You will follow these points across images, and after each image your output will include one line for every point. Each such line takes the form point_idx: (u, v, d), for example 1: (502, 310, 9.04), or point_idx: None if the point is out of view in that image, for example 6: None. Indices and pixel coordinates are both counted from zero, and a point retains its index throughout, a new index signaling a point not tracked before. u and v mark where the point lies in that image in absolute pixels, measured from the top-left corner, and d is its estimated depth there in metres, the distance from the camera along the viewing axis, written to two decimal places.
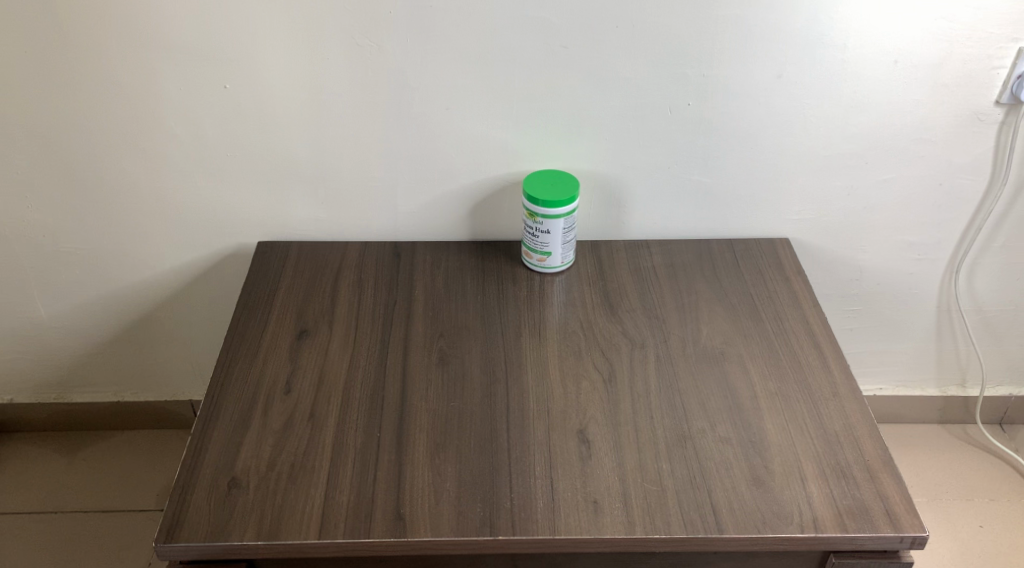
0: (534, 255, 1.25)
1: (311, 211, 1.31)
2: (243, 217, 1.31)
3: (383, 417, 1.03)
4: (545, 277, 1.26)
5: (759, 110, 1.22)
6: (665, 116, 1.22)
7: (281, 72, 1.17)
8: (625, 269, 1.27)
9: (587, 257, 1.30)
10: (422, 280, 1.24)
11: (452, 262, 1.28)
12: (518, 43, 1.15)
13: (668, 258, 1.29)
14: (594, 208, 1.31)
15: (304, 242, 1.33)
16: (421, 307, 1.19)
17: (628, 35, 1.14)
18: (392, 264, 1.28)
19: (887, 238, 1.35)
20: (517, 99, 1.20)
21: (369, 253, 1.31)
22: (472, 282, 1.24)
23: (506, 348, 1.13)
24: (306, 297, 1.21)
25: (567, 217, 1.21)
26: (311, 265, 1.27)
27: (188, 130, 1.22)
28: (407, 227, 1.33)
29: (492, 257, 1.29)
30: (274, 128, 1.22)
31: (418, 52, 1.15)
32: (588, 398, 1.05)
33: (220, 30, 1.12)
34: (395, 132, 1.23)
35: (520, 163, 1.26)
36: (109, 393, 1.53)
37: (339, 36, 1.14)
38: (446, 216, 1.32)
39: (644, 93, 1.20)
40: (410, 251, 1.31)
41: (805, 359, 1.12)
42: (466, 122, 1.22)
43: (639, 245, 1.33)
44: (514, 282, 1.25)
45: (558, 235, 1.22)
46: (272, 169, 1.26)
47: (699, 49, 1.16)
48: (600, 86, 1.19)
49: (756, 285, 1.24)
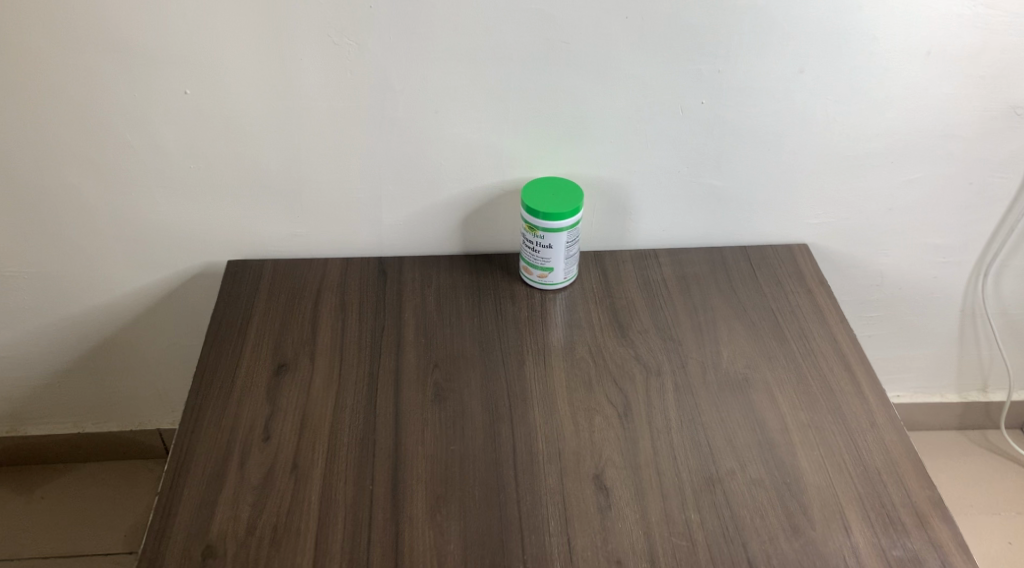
0: (534, 270, 1.14)
1: (286, 226, 1.18)
2: (209, 234, 1.18)
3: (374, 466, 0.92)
4: (547, 294, 1.15)
5: (777, 107, 1.11)
6: (676, 115, 1.11)
7: (247, 75, 1.04)
8: (634, 284, 1.16)
9: (591, 271, 1.19)
10: (412, 302, 1.13)
11: (443, 280, 1.17)
12: (514, 40, 1.03)
13: (679, 270, 1.19)
14: (598, 215, 1.20)
15: (279, 259, 1.20)
16: (411, 333, 1.08)
17: (637, 27, 1.02)
18: (378, 284, 1.16)
19: (912, 241, 1.26)
20: (514, 101, 1.08)
21: (351, 271, 1.19)
22: (467, 303, 1.13)
23: (508, 380, 1.02)
24: (284, 325, 1.09)
25: (570, 230, 1.10)
26: (288, 288, 1.15)
27: (146, 141, 1.09)
28: (392, 241, 1.21)
29: (487, 273, 1.18)
30: (242, 137, 1.09)
31: (402, 52, 1.03)
32: (603, 437, 0.95)
33: (178, 30, 1.00)
34: (378, 140, 1.11)
35: (516, 171, 1.15)
36: (68, 424, 1.40)
37: (312, 34, 1.01)
38: (436, 228, 1.20)
39: (653, 93, 1.08)
40: (397, 268, 1.19)
41: (837, 383, 1.02)
42: (457, 127, 1.10)
43: (647, 255, 1.22)
44: (513, 301, 1.14)
45: (561, 250, 1.11)
46: (241, 182, 1.14)
47: (714, 42, 1.04)
48: (605, 86, 1.07)
49: (777, 299, 1.14)
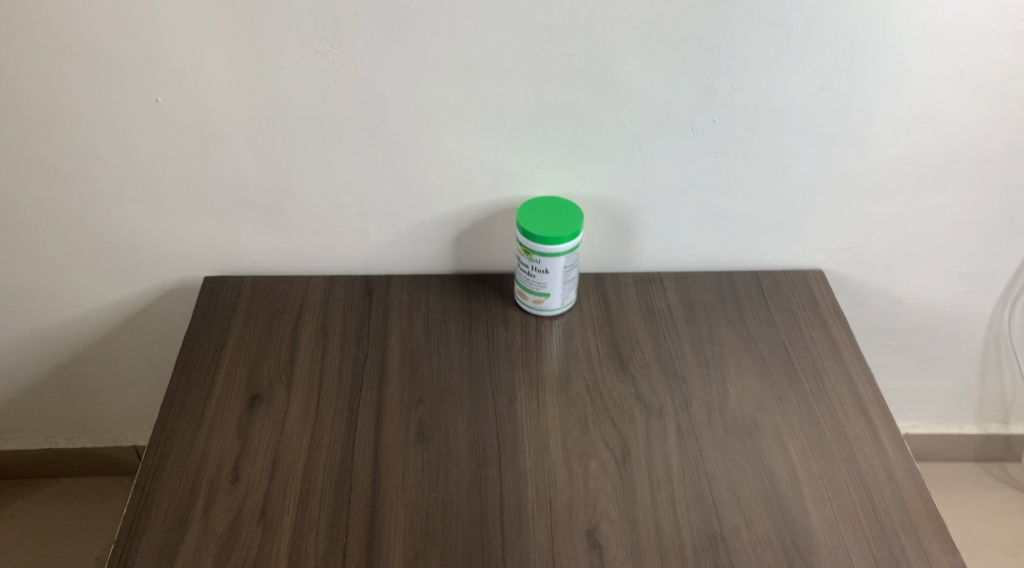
0: (529, 296, 1.07)
1: (266, 241, 1.11)
2: (185, 248, 1.11)
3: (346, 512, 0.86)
4: (543, 321, 1.08)
5: (795, 126, 1.03)
6: (686, 134, 1.03)
7: (223, 83, 0.96)
8: (636, 311, 1.09)
9: (591, 296, 1.11)
10: (399, 328, 1.06)
11: (433, 303, 1.09)
12: (512, 51, 0.95)
13: (686, 296, 1.11)
14: (600, 236, 1.12)
15: (259, 276, 1.13)
16: (395, 361, 1.01)
17: (645, 40, 0.94)
18: (363, 307, 1.09)
19: (935, 269, 1.18)
20: (511, 115, 1.00)
21: (334, 289, 1.11)
22: (457, 329, 1.06)
23: (497, 417, 0.95)
24: (260, 350, 1.02)
25: (569, 255, 1.02)
26: (267, 309, 1.08)
27: (115, 152, 1.01)
28: (379, 259, 1.13)
29: (479, 296, 1.11)
30: (218, 149, 1.02)
31: (390, 62, 0.95)
32: (598, 487, 0.88)
33: (149, 34, 0.92)
34: (365, 154, 1.03)
35: (512, 188, 1.07)
36: (38, 439, 1.33)
37: (293, 41, 0.93)
38: (426, 247, 1.13)
39: (663, 109, 1.00)
40: (384, 288, 1.12)
41: (852, 430, 0.95)
42: (449, 141, 1.02)
43: (650, 279, 1.14)
44: (506, 329, 1.06)
45: (558, 275, 1.04)
46: (217, 196, 1.06)
47: (729, 57, 0.96)
48: (610, 101, 0.99)
49: (789, 333, 1.06)
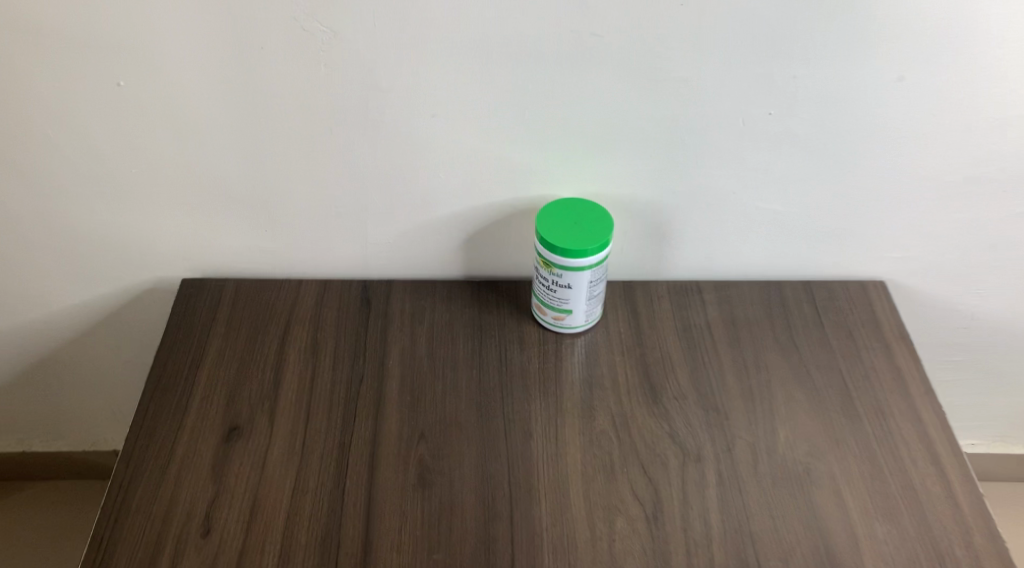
0: (548, 311, 0.93)
1: (251, 241, 0.98)
2: (160, 248, 0.98)
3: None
4: (563, 339, 0.94)
5: (865, 120, 0.88)
6: (736, 128, 0.88)
7: (196, 65, 0.82)
8: (671, 329, 0.95)
9: (619, 309, 0.98)
10: (399, 345, 0.93)
11: (439, 316, 0.96)
12: (534, 31, 0.80)
13: (728, 311, 0.98)
14: (630, 240, 0.98)
15: (244, 279, 1.00)
16: (394, 388, 0.88)
17: (693, 19, 0.80)
18: (359, 319, 0.95)
19: (1014, 282, 1.03)
20: (531, 105, 0.86)
21: (328, 296, 0.98)
22: (466, 348, 0.93)
23: (510, 459, 0.83)
24: (240, 371, 0.90)
25: (595, 268, 0.89)
26: (250, 319, 0.95)
27: (75, 142, 0.88)
28: (380, 262, 1.00)
29: (492, 307, 0.98)
30: (192, 140, 0.88)
31: (391, 43, 0.81)
32: (625, 550, 0.77)
33: (105, 8, 0.78)
34: (362, 147, 0.89)
35: (532, 187, 0.93)
36: (12, 442, 1.23)
37: (275, 17, 0.79)
38: (432, 249, 0.99)
39: (710, 99, 0.85)
40: (384, 296, 0.98)
41: (921, 482, 0.82)
42: (460, 134, 0.88)
43: (687, 289, 1.00)
44: (521, 348, 0.93)
45: (582, 290, 0.90)
46: (194, 191, 0.93)
47: (791, 40, 0.81)
48: (649, 90, 0.85)
49: (848, 361, 0.92)
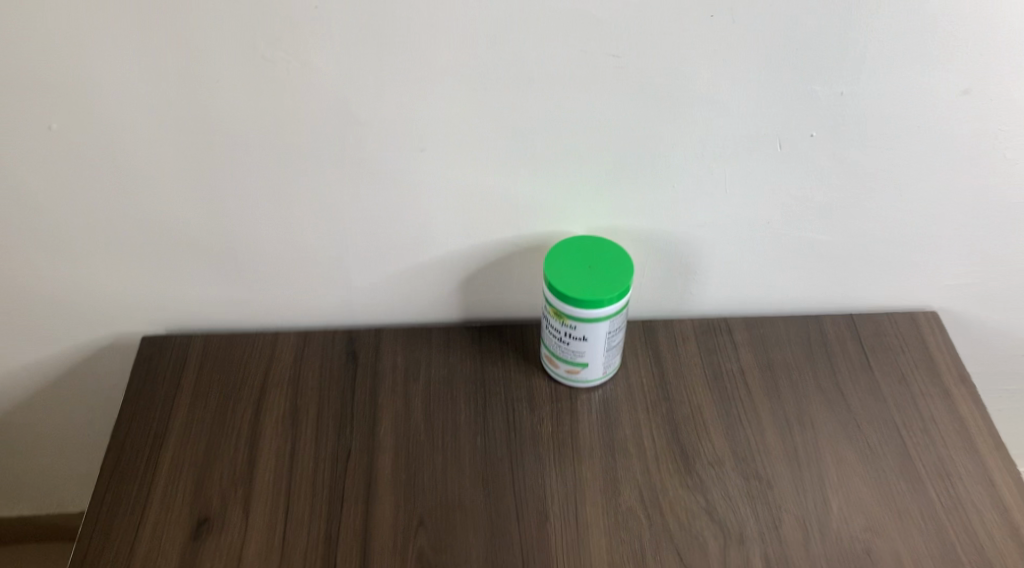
0: (560, 363, 0.82)
1: (218, 291, 0.86)
2: (115, 303, 0.86)
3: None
4: (578, 395, 0.83)
5: (921, 140, 0.76)
6: (773, 153, 0.76)
7: (140, 102, 0.70)
8: (700, 378, 0.84)
9: (640, 355, 0.86)
10: (391, 409, 0.81)
11: (436, 370, 0.84)
12: (538, 52, 0.68)
13: (763, 353, 0.86)
14: (650, 277, 0.87)
15: (213, 333, 0.88)
16: (387, 465, 0.77)
17: (724, 33, 0.68)
18: (345, 376, 0.83)
19: None
20: (535, 135, 0.73)
21: (308, 350, 0.86)
22: (468, 410, 0.81)
23: (523, 549, 0.72)
24: (209, 451, 0.78)
25: (614, 317, 0.77)
26: (220, 383, 0.83)
27: (5, 193, 0.76)
28: (367, 309, 0.88)
29: (496, 357, 0.86)
30: (143, 185, 0.76)
31: (369, 70, 0.69)
32: None
33: (27, 41, 0.66)
34: (341, 187, 0.77)
35: (538, 223, 0.81)
36: None
37: (230, 44, 0.67)
38: (425, 292, 0.87)
39: (743, 122, 0.73)
40: (372, 346, 0.86)
41: (998, 560, 0.72)
42: (454, 168, 0.76)
43: (715, 328, 0.89)
44: (531, 407, 0.82)
45: (599, 342, 0.79)
46: (150, 242, 0.81)
47: (838, 54, 0.69)
48: (673, 113, 0.73)
49: (905, 413, 0.81)
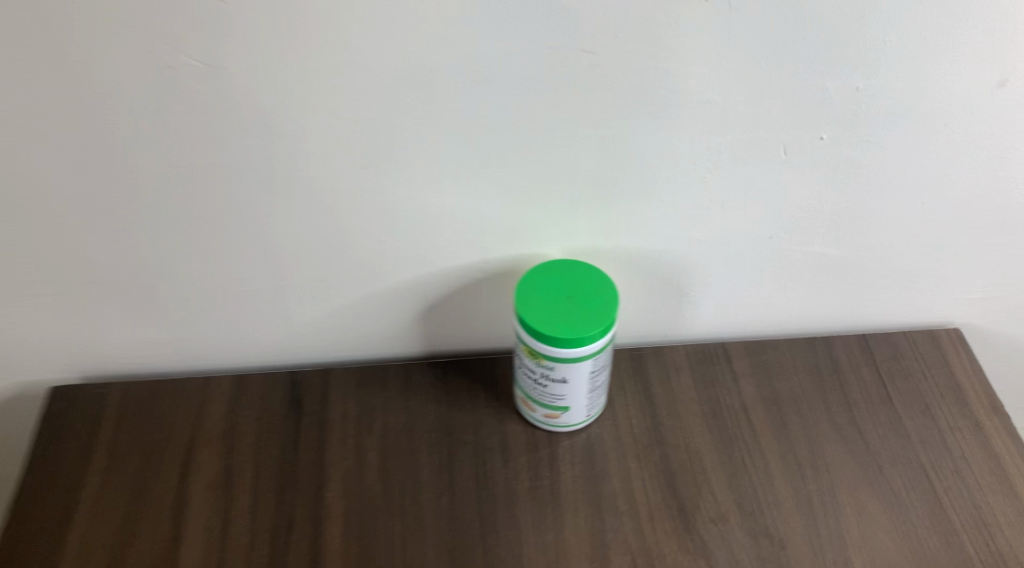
0: (537, 407, 0.71)
1: (137, 333, 0.73)
2: (17, 350, 0.74)
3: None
4: (559, 441, 0.72)
5: (950, 142, 0.65)
6: (779, 161, 0.65)
7: (20, 118, 0.58)
8: (698, 417, 0.73)
9: (628, 391, 0.76)
10: (341, 469, 0.70)
11: (394, 417, 0.73)
12: (499, 49, 0.57)
13: (768, 384, 0.76)
14: (638, 301, 0.75)
15: (136, 379, 0.76)
16: (336, 539, 0.66)
17: (721, 22, 0.56)
18: (287, 430, 0.72)
19: None
20: (499, 147, 0.62)
21: (245, 397, 0.74)
22: (432, 466, 0.70)
23: None
24: (127, 528, 0.66)
25: (598, 356, 0.66)
26: (140, 440, 0.71)
27: None
28: (313, 347, 0.76)
29: (463, 399, 0.75)
30: (34, 217, 0.64)
31: (297, 76, 0.57)
32: None
33: None
34: (273, 213, 0.65)
35: (506, 246, 0.70)
36: None
37: (125, 48, 0.55)
38: (380, 326, 0.76)
39: (743, 127, 0.62)
40: (320, 390, 0.75)
41: None
42: (405, 188, 0.64)
43: (711, 356, 0.78)
44: (505, 459, 0.71)
45: (581, 385, 0.68)
46: (50, 280, 0.68)
47: (857, 45, 0.58)
48: (661, 118, 0.61)
49: (931, 451, 0.71)
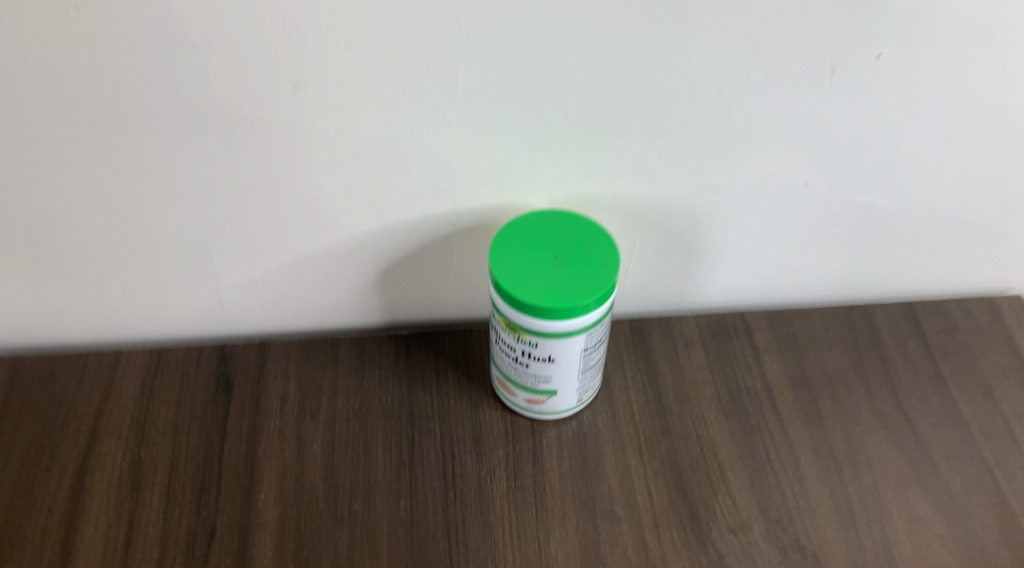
0: (518, 391, 0.58)
1: (27, 300, 0.60)
2: None
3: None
4: (544, 431, 0.60)
5: None
6: (826, 85, 0.51)
7: None
8: (711, 402, 0.61)
9: (628, 370, 0.63)
10: (276, 465, 0.57)
11: (344, 402, 0.60)
12: None
13: (796, 363, 0.63)
14: (644, 263, 0.62)
15: (32, 354, 0.63)
16: (267, 554, 0.54)
17: None
18: (212, 417, 0.59)
19: None
20: (469, 63, 0.48)
21: (163, 376, 0.61)
22: (388, 461, 0.58)
23: None
24: (8, 538, 0.54)
25: (592, 330, 0.53)
26: (31, 429, 0.58)
27: None
28: (249, 317, 0.63)
29: (429, 380, 0.62)
30: None
31: None
32: None
33: None
34: (183, 148, 0.51)
35: (479, 194, 0.56)
36: None
37: None
38: (329, 292, 0.62)
39: (782, 38, 0.49)
40: (255, 368, 0.62)
41: None
42: (351, 118, 0.51)
43: (728, 329, 0.65)
44: (478, 452, 0.58)
45: (571, 364, 0.55)
46: None
47: None
48: (678, 26, 0.48)
49: (994, 444, 0.59)
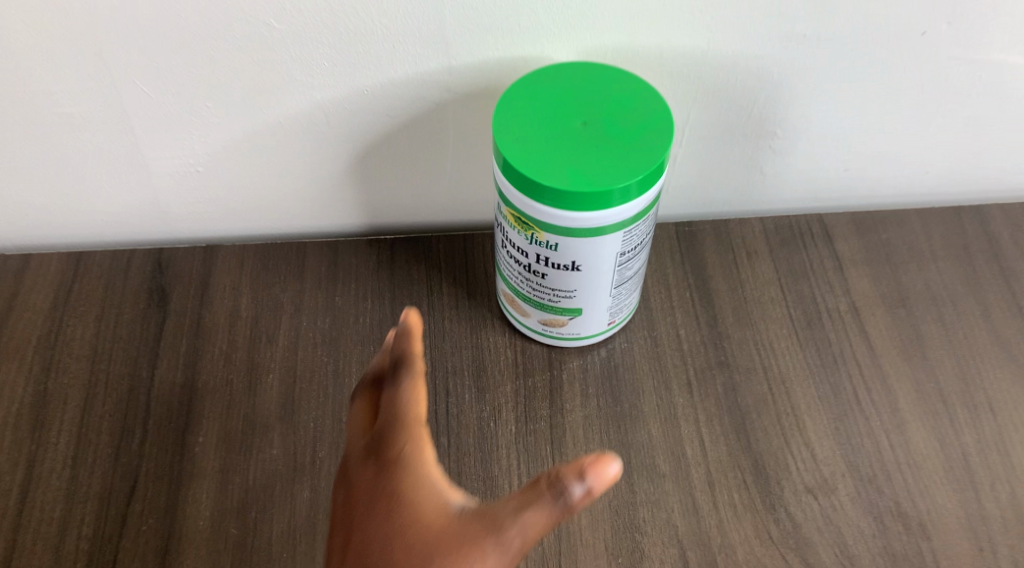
0: (532, 309, 0.45)
1: None
2: None
3: (405, 442, 0.34)
4: (565, 362, 0.46)
5: None
6: None
7: None
8: (782, 329, 0.47)
9: (675, 286, 0.49)
10: (219, 401, 0.45)
11: (309, 323, 0.47)
12: None
13: (891, 279, 0.49)
14: (705, 151, 0.47)
15: None
16: (203, 514, 0.41)
17: None
18: (140, 340, 0.46)
19: None
20: None
21: (82, 288, 0.48)
22: None
23: None
24: None
25: (633, 225, 0.40)
26: None
27: None
28: (193, 218, 0.49)
29: (419, 296, 0.49)
30: None
31: None
32: None
33: None
34: None
35: (480, 45, 0.41)
36: None
37: None
38: (287, 186, 0.48)
39: None
40: (199, 278, 0.49)
41: None
42: None
43: (802, 235, 0.51)
44: (479, 388, 0.45)
45: (604, 273, 0.42)
46: None
47: None
48: None
49: None
